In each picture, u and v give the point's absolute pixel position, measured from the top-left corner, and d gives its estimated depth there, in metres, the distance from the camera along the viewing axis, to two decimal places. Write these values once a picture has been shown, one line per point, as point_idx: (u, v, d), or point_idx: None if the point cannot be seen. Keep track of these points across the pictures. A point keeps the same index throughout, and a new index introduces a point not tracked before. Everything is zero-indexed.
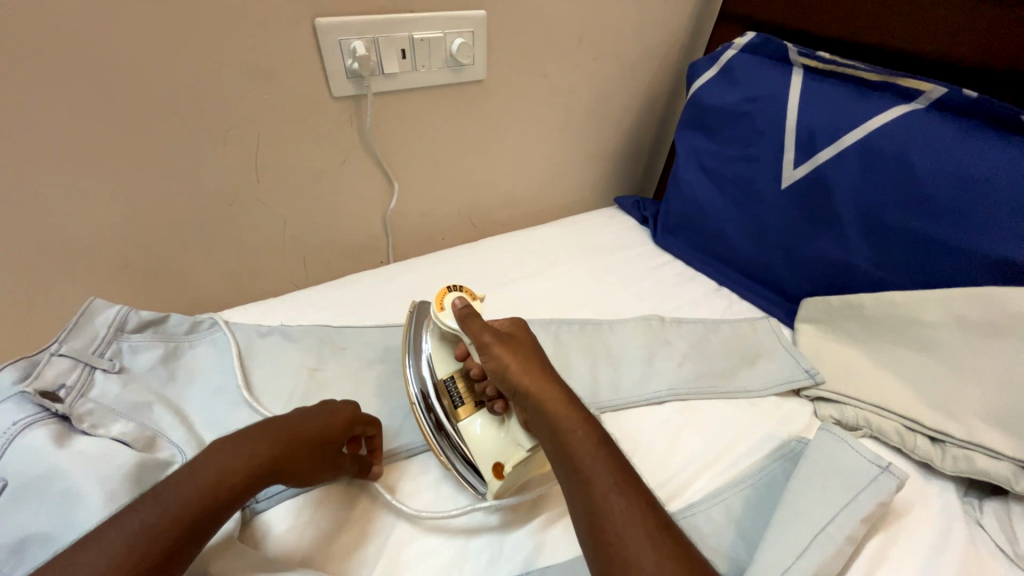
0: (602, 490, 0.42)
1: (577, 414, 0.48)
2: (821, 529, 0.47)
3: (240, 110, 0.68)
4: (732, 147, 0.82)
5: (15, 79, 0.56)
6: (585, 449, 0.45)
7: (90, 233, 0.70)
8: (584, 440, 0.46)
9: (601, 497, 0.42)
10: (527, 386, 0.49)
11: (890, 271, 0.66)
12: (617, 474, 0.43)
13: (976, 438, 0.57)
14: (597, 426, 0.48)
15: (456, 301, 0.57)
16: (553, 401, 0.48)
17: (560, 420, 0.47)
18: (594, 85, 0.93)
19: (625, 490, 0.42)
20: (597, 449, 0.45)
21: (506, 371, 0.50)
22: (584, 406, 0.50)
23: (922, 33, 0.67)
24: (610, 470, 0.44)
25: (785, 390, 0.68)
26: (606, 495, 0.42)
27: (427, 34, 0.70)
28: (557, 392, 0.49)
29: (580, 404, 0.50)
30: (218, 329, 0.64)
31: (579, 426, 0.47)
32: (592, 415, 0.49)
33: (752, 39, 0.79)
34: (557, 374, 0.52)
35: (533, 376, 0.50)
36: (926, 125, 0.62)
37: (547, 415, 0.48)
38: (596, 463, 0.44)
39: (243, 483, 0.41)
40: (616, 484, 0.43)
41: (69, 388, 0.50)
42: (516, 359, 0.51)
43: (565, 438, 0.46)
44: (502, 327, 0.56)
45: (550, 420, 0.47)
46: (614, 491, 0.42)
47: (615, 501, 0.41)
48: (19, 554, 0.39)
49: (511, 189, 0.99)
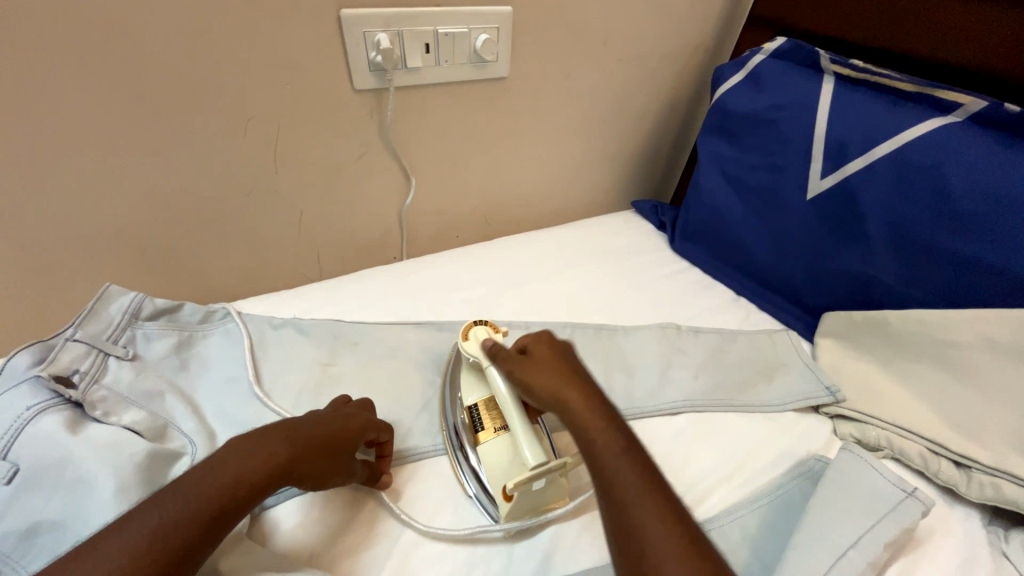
0: (630, 506, 0.39)
1: (605, 424, 0.45)
2: (842, 554, 0.46)
3: (261, 99, 0.67)
4: (757, 154, 0.80)
5: (38, 60, 0.55)
6: (612, 461, 0.42)
7: (106, 218, 0.70)
8: (612, 453, 0.43)
9: (628, 514, 0.39)
10: (554, 396, 0.47)
11: (918, 288, 0.64)
12: (648, 489, 0.40)
13: (1003, 465, 0.55)
14: (629, 435, 0.44)
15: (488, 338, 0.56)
16: (580, 411, 0.46)
17: (586, 431, 0.45)
18: (617, 86, 0.92)
19: (655, 506, 0.39)
20: (626, 462, 0.42)
21: (535, 383, 0.49)
22: (617, 414, 0.47)
23: (961, 43, 0.65)
24: (640, 484, 0.41)
25: (803, 406, 0.66)
26: (634, 512, 0.39)
27: (452, 28, 0.69)
28: (586, 401, 0.47)
29: (611, 412, 0.46)
30: (231, 319, 0.64)
31: (606, 435, 0.44)
32: (624, 423, 0.46)
33: (782, 45, 0.77)
34: (589, 381, 0.49)
35: (560, 386, 0.48)
36: (964, 138, 0.60)
37: (574, 425, 0.45)
38: (624, 477, 0.41)
39: (262, 482, 0.40)
40: (643, 494, 0.40)
41: (83, 373, 0.49)
42: (543, 370, 0.49)
43: (592, 450, 0.43)
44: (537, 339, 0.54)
45: (577, 432, 0.45)
46: (643, 508, 0.39)
47: (643, 518, 0.39)
48: (29, 540, 0.39)
49: (528, 188, 0.98)
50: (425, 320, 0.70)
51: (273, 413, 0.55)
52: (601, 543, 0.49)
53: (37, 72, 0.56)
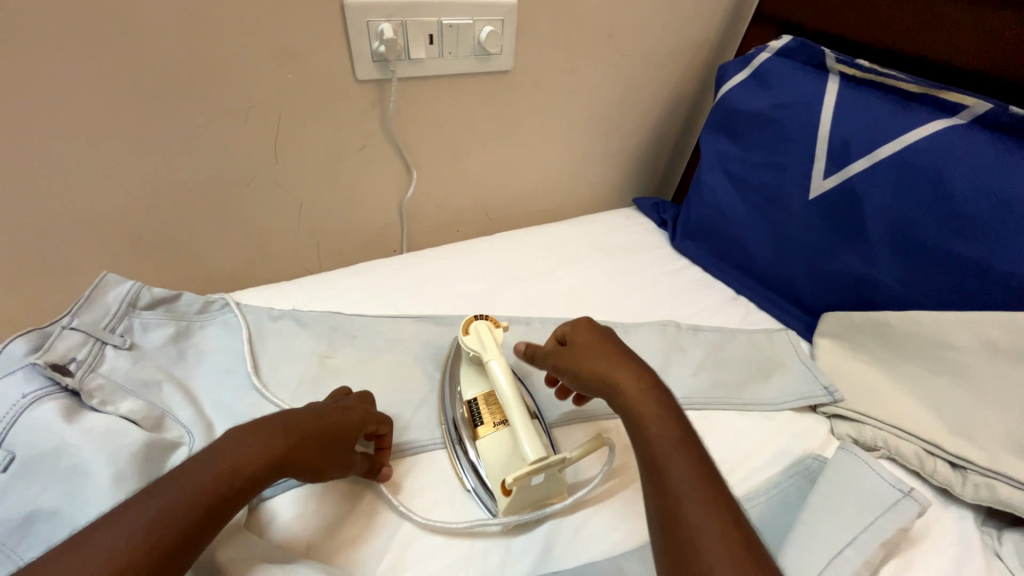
0: (680, 495, 0.39)
1: (661, 412, 0.44)
2: (837, 552, 0.46)
3: (262, 88, 0.66)
4: (760, 153, 0.80)
5: (35, 44, 0.54)
6: (667, 450, 0.42)
7: (103, 206, 0.69)
8: (666, 441, 0.42)
9: (677, 503, 0.39)
10: (608, 381, 0.47)
11: (918, 290, 0.64)
12: (699, 480, 0.40)
13: (998, 466, 0.56)
14: (685, 426, 0.44)
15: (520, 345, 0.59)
16: (636, 399, 0.45)
17: (639, 416, 0.45)
18: (621, 82, 0.91)
19: (706, 498, 0.39)
20: (679, 450, 0.42)
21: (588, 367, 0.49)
22: (674, 403, 0.46)
23: (967, 45, 0.65)
24: (691, 474, 0.40)
25: (801, 405, 0.66)
26: (682, 502, 0.39)
27: (456, 20, 0.69)
28: (642, 385, 0.46)
29: (669, 401, 0.46)
30: (230, 310, 0.63)
31: (662, 423, 0.44)
32: (680, 411, 0.45)
33: (788, 43, 0.77)
34: (647, 367, 0.49)
35: (616, 371, 0.48)
36: (968, 141, 0.60)
37: (629, 411, 0.45)
38: (676, 465, 0.41)
39: (261, 473, 0.40)
40: (691, 480, 0.40)
41: (80, 361, 0.49)
42: (600, 356, 0.49)
43: (645, 436, 0.43)
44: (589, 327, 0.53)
45: (631, 417, 0.45)
46: (693, 498, 0.39)
47: (693, 508, 0.38)
48: (24, 528, 0.38)
49: (529, 183, 0.98)
50: (425, 313, 0.70)
51: (271, 404, 0.55)
52: (599, 538, 0.49)
53: (33, 55, 0.55)
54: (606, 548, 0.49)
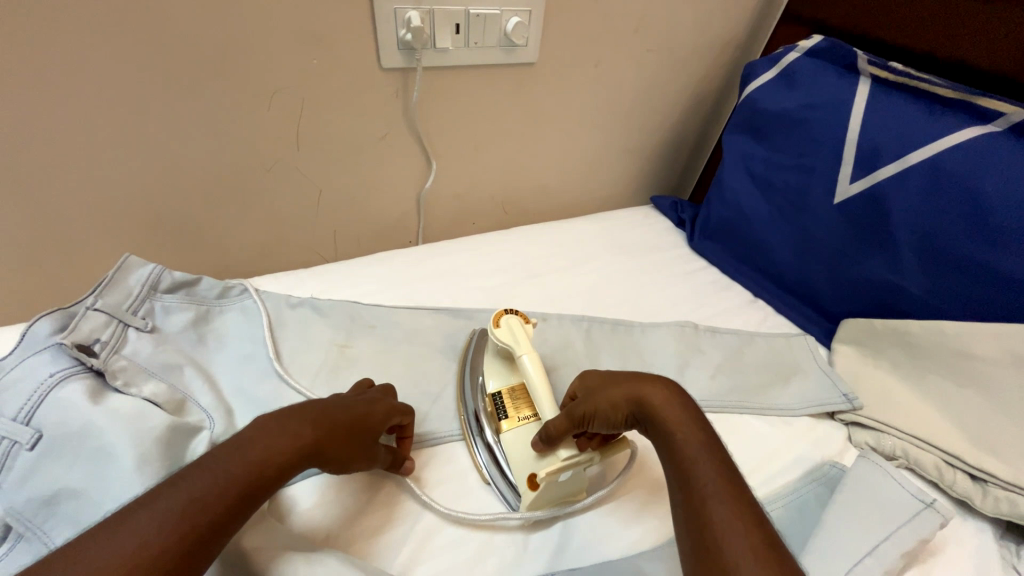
0: (705, 497, 0.40)
1: (687, 420, 0.45)
2: (859, 561, 0.46)
3: (286, 73, 0.66)
4: (786, 154, 0.79)
5: (63, 19, 0.54)
6: (693, 454, 0.43)
7: (123, 188, 0.69)
8: (692, 447, 0.43)
9: (703, 505, 0.39)
10: (636, 397, 0.47)
11: (944, 300, 0.63)
12: (725, 483, 0.40)
13: (1019, 480, 0.55)
14: (711, 434, 0.44)
15: (534, 438, 0.49)
16: (663, 409, 0.46)
17: (668, 425, 0.45)
18: (644, 78, 0.90)
19: (730, 500, 0.39)
20: (706, 455, 0.42)
21: (611, 388, 0.48)
22: (700, 412, 0.47)
23: (1006, 50, 0.63)
24: (717, 478, 0.41)
25: (819, 411, 0.66)
26: (709, 503, 0.39)
27: (484, 10, 0.67)
28: (667, 395, 0.47)
29: (695, 411, 0.46)
30: (249, 296, 0.63)
31: (688, 430, 0.44)
32: (707, 422, 0.46)
33: (819, 43, 0.75)
34: (672, 380, 0.49)
35: (642, 386, 0.48)
36: (1004, 149, 0.59)
37: (656, 422, 0.46)
38: (702, 470, 0.41)
39: (289, 463, 0.40)
40: (717, 483, 0.40)
41: (103, 342, 0.49)
42: (623, 377, 0.49)
43: (672, 443, 0.44)
44: (606, 374, 0.52)
45: (658, 427, 0.45)
46: (719, 500, 0.39)
47: (718, 509, 0.38)
48: (51, 506, 0.39)
49: (547, 178, 0.97)
50: (442, 306, 0.70)
51: (291, 391, 0.55)
52: (618, 536, 0.49)
53: (60, 31, 0.54)
54: (625, 547, 0.49)
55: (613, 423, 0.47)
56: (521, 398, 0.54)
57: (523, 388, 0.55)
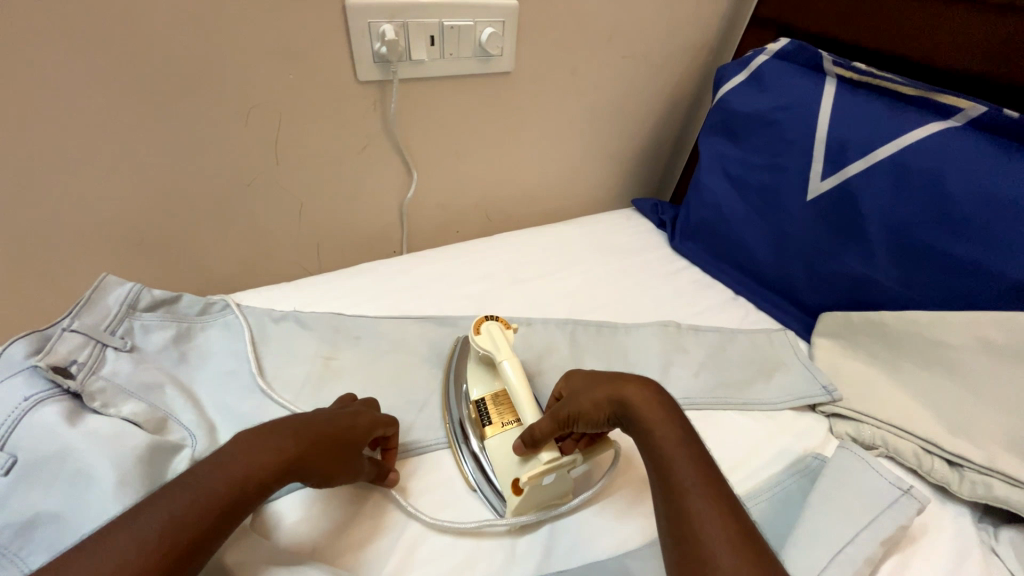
0: (684, 491, 0.40)
1: (666, 417, 0.46)
2: (840, 549, 0.47)
3: (262, 89, 0.66)
4: (760, 154, 0.80)
5: (37, 43, 0.54)
6: (671, 449, 0.43)
7: (100, 208, 0.68)
8: (671, 443, 0.44)
9: (682, 499, 0.40)
10: (616, 397, 0.48)
11: (916, 290, 0.65)
12: (702, 478, 0.41)
13: (995, 464, 0.56)
14: (688, 430, 0.45)
15: (515, 440, 0.49)
16: (643, 406, 0.46)
17: (648, 423, 0.45)
18: (620, 84, 0.92)
19: (707, 493, 0.40)
20: (683, 450, 0.43)
21: (593, 390, 0.49)
22: (678, 409, 0.47)
23: (963, 48, 0.66)
24: (695, 471, 0.41)
25: (800, 405, 0.67)
26: (687, 497, 0.40)
27: (457, 21, 0.68)
28: (647, 394, 0.47)
29: (674, 408, 0.47)
30: (231, 312, 0.63)
31: (666, 426, 0.45)
32: (686, 418, 0.46)
33: (785, 46, 0.78)
34: (651, 378, 0.50)
35: (622, 386, 0.48)
36: (963, 143, 0.61)
37: (636, 420, 0.46)
38: (681, 465, 0.42)
39: (270, 478, 0.40)
40: (695, 477, 0.41)
41: (81, 363, 0.48)
42: (605, 377, 0.50)
43: (652, 441, 0.44)
44: (588, 375, 0.52)
45: (638, 426, 0.46)
46: (696, 494, 0.40)
47: (696, 503, 0.39)
48: (26, 533, 0.38)
49: (529, 184, 0.98)
50: (426, 314, 0.70)
51: (275, 405, 0.55)
52: (605, 536, 0.50)
53: (35, 54, 0.55)
54: (611, 547, 0.49)
55: (596, 423, 0.48)
56: (505, 403, 0.54)
57: (507, 393, 0.55)
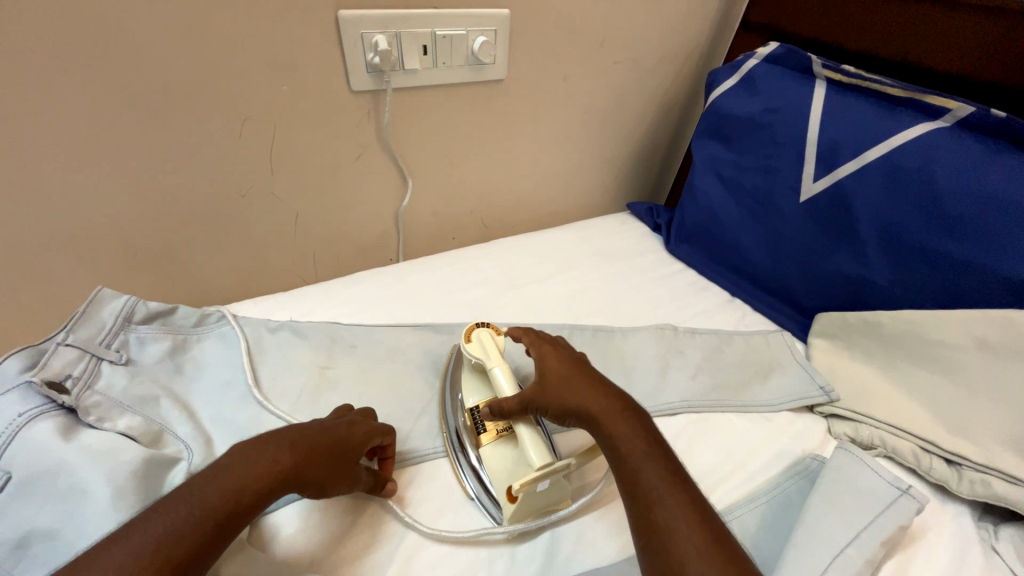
0: (652, 500, 0.43)
1: (632, 427, 0.48)
2: (840, 551, 0.47)
3: (256, 100, 0.66)
4: (752, 157, 0.81)
5: (32, 59, 0.54)
6: (638, 459, 0.45)
7: (96, 223, 0.68)
8: (637, 453, 0.46)
9: (650, 508, 0.43)
10: (583, 407, 0.49)
11: (910, 289, 0.65)
12: (669, 484, 0.44)
13: (993, 462, 0.56)
14: (654, 439, 0.47)
15: (485, 407, 0.51)
16: (609, 418, 0.48)
17: (615, 434, 0.47)
18: (612, 89, 0.92)
19: (675, 501, 0.42)
20: (650, 460, 0.45)
21: (559, 396, 0.49)
22: (642, 417, 0.50)
23: (951, 49, 0.66)
24: (662, 480, 0.44)
25: (798, 406, 0.67)
26: (655, 506, 0.42)
27: (449, 31, 0.69)
28: (612, 406, 0.49)
29: (638, 417, 0.49)
30: (227, 323, 0.63)
31: (633, 437, 0.47)
32: (650, 425, 0.49)
33: (775, 50, 0.78)
34: (614, 386, 0.52)
35: (588, 396, 0.49)
36: (953, 143, 0.61)
37: (603, 430, 0.48)
38: (648, 473, 0.44)
39: (265, 489, 0.40)
40: (662, 486, 0.44)
41: (76, 378, 0.48)
42: (571, 380, 0.51)
43: (619, 449, 0.47)
44: (553, 369, 0.52)
45: (605, 435, 0.48)
46: (664, 501, 0.43)
47: (664, 511, 0.42)
48: (22, 550, 0.38)
49: (524, 190, 0.98)
50: (423, 322, 0.70)
51: (271, 416, 0.55)
52: (604, 543, 0.49)
53: (31, 70, 0.55)
54: (610, 553, 0.49)
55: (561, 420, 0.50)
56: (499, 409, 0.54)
57: None
